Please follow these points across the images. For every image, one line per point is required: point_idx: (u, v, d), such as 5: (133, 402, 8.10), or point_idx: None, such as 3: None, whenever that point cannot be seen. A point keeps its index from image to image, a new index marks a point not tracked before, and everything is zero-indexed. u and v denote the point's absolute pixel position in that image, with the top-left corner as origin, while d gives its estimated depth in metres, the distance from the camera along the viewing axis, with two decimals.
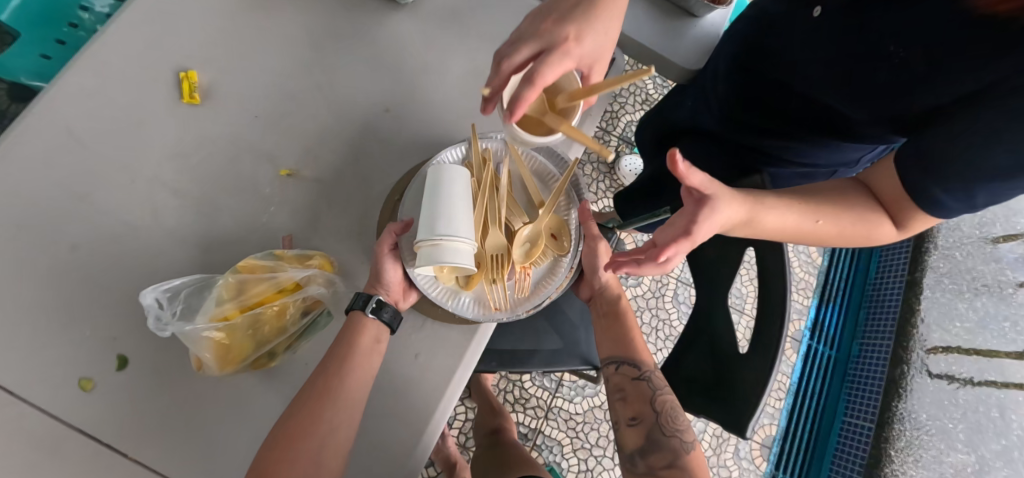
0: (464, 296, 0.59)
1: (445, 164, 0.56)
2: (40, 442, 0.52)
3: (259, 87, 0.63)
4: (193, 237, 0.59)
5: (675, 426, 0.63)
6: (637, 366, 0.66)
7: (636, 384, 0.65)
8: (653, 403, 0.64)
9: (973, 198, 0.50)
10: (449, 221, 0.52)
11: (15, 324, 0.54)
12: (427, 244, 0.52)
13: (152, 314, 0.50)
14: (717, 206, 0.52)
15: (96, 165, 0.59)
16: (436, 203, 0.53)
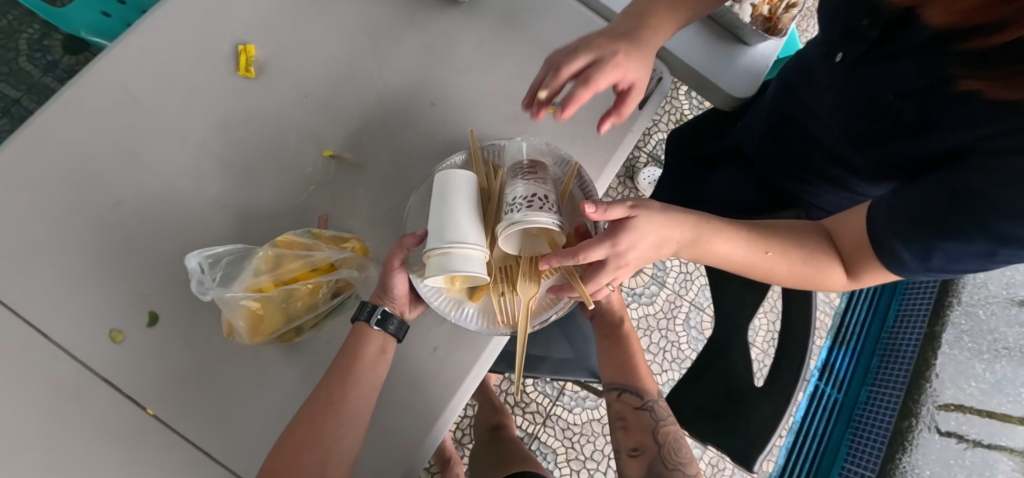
0: (468, 306, 0.57)
1: (450, 172, 0.54)
2: (67, 385, 0.54)
3: (313, 68, 0.65)
4: (233, 206, 0.60)
5: (677, 459, 0.63)
6: (639, 395, 0.69)
7: (637, 413, 0.67)
8: (655, 434, 0.65)
9: (931, 261, 0.46)
10: (460, 229, 0.50)
11: (58, 269, 0.56)
12: (437, 253, 0.50)
13: (195, 275, 0.51)
14: (640, 224, 0.53)
15: (149, 126, 0.61)
16: (444, 212, 0.51)
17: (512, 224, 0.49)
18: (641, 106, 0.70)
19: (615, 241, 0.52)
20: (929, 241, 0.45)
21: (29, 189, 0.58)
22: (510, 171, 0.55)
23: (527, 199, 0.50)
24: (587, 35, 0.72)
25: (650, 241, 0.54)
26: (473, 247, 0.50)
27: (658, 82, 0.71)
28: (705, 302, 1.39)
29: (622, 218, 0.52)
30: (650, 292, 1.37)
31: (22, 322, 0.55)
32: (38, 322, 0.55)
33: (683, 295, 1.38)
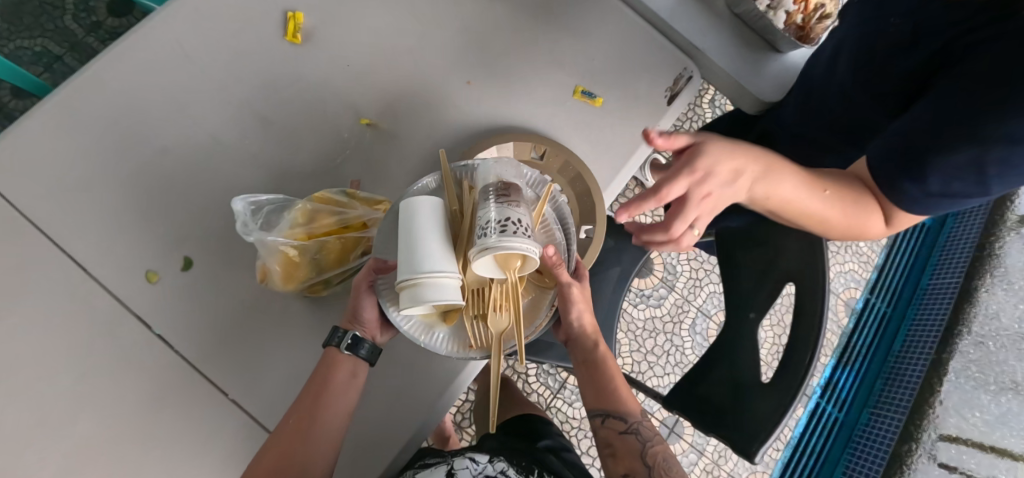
0: (439, 330, 0.55)
1: (416, 200, 0.50)
2: (102, 320, 0.57)
3: (356, 38, 0.67)
4: (271, 164, 0.63)
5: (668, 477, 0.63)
6: (623, 419, 0.66)
7: (623, 438, 0.66)
8: (643, 457, 0.64)
9: (929, 185, 0.49)
10: (431, 257, 0.47)
11: (101, 210, 0.59)
12: (409, 284, 0.46)
13: (240, 216, 0.52)
14: (711, 146, 0.49)
15: (197, 81, 0.63)
16: (411, 240, 0.48)
17: (484, 250, 0.45)
18: (669, 102, 0.73)
19: (693, 171, 0.49)
20: (925, 157, 0.48)
21: (80, 132, 0.60)
22: (483, 193, 0.51)
23: (502, 221, 0.46)
24: (622, 31, 0.74)
25: (727, 168, 0.50)
26: (448, 275, 0.46)
27: (688, 81, 0.74)
28: (713, 310, 1.40)
29: (687, 145, 0.50)
30: (658, 295, 1.38)
31: (66, 257, 0.57)
32: (81, 259, 0.58)
33: (691, 301, 1.39)
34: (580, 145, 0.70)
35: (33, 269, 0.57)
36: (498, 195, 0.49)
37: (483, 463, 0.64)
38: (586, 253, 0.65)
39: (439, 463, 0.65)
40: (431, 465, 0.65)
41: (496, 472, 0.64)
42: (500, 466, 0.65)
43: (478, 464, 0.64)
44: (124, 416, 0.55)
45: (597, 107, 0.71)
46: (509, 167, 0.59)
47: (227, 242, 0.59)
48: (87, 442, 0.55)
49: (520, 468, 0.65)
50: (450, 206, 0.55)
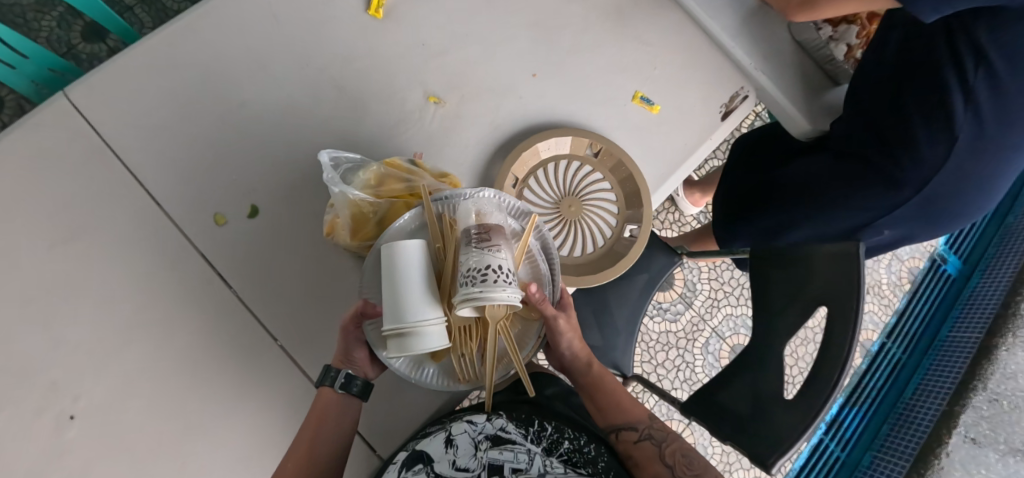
0: (429, 366, 0.58)
1: (395, 247, 0.51)
2: (171, 255, 0.60)
3: (434, 19, 0.69)
4: (340, 128, 0.65)
5: (693, 472, 0.64)
6: (634, 428, 0.68)
7: (639, 445, 0.67)
8: (662, 457, 0.65)
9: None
10: (415, 306, 0.49)
11: (178, 151, 0.62)
12: (395, 334, 0.49)
13: (326, 167, 0.54)
14: None
15: (280, 42, 0.65)
16: (395, 288, 0.50)
17: (469, 299, 0.47)
18: (722, 117, 0.76)
19: None
20: None
21: (167, 75, 0.63)
22: (462, 239, 0.51)
23: (483, 270, 0.48)
24: (685, 44, 0.76)
25: None
26: (432, 323, 0.49)
27: (744, 99, 0.78)
28: (727, 333, 1.41)
29: None
30: (675, 310, 1.39)
31: (143, 192, 0.61)
32: (157, 195, 0.61)
33: (707, 321, 1.40)
34: (633, 147, 0.72)
35: (112, 200, 0.60)
36: (476, 241, 0.50)
37: (482, 423, 0.62)
38: (629, 251, 0.66)
39: (438, 429, 0.62)
40: (430, 432, 0.62)
41: (496, 429, 0.62)
42: (499, 424, 0.63)
43: (477, 424, 0.62)
44: (181, 346, 0.59)
45: (654, 113, 0.73)
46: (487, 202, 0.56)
47: (293, 197, 0.63)
48: (143, 366, 0.58)
49: (519, 422, 0.66)
50: (432, 243, 0.55)
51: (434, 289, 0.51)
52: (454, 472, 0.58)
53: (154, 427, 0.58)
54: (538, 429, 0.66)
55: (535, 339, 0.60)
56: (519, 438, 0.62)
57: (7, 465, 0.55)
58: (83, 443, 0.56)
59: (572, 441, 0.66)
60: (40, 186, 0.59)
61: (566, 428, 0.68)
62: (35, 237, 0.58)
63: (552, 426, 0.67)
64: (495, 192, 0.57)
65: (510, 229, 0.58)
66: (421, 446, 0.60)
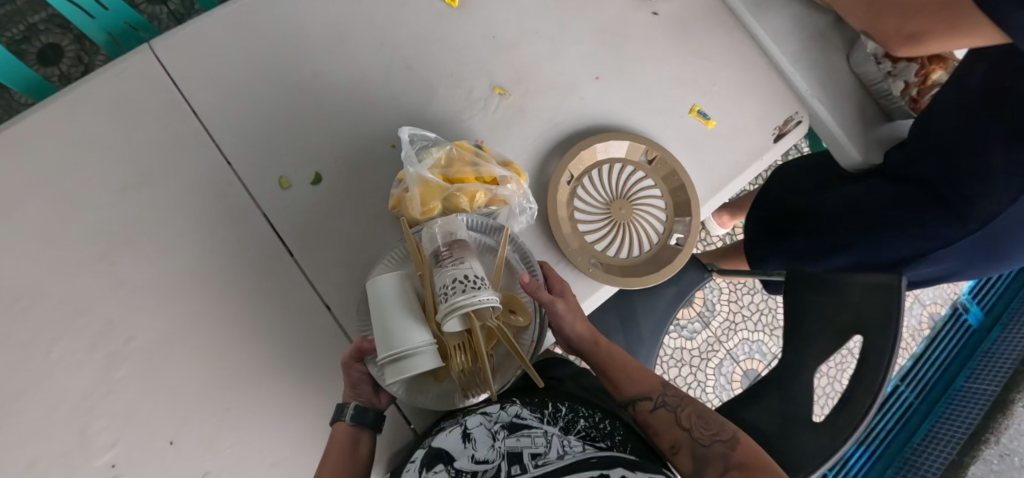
0: (434, 387, 0.58)
1: (373, 282, 0.52)
2: (234, 211, 0.62)
3: (506, 13, 0.71)
4: (406, 109, 0.67)
5: (712, 433, 0.59)
6: (648, 396, 0.64)
7: (655, 414, 0.63)
8: (680, 423, 0.61)
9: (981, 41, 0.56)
10: (401, 332, 0.50)
11: (250, 113, 0.64)
12: (389, 361, 0.50)
13: (404, 143, 0.55)
14: None
15: (357, 18, 0.67)
16: (380, 319, 0.51)
17: (451, 309, 0.47)
18: (775, 140, 0.77)
19: None
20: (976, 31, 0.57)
21: (246, 37, 0.65)
22: (433, 261, 0.52)
23: (450, 284, 0.48)
24: (745, 65, 0.77)
25: None
26: (422, 345, 0.50)
27: (797, 124, 0.78)
28: (742, 356, 1.41)
29: None
30: (692, 328, 1.39)
31: (213, 148, 0.63)
32: (227, 152, 0.63)
33: (722, 342, 1.40)
34: (687, 158, 0.73)
35: (182, 152, 0.62)
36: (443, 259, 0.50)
37: (497, 412, 0.63)
38: (674, 259, 0.68)
39: (452, 425, 0.62)
40: (446, 428, 0.61)
41: (511, 417, 0.62)
42: (514, 412, 0.63)
43: (491, 414, 0.63)
44: (233, 299, 0.61)
45: (709, 128, 0.74)
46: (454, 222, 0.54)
47: (356, 168, 0.65)
48: (195, 315, 0.60)
49: (534, 406, 0.65)
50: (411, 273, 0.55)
51: (419, 312, 0.52)
52: (473, 466, 0.56)
53: (199, 375, 0.59)
54: (553, 411, 0.65)
55: (528, 338, 0.58)
56: (535, 422, 0.62)
57: (57, 395, 0.57)
58: (132, 382, 0.58)
59: (588, 419, 0.64)
60: (117, 130, 0.61)
61: (580, 407, 0.66)
62: (105, 179, 0.60)
63: (566, 407, 0.66)
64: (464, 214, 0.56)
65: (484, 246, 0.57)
66: (438, 442, 0.59)
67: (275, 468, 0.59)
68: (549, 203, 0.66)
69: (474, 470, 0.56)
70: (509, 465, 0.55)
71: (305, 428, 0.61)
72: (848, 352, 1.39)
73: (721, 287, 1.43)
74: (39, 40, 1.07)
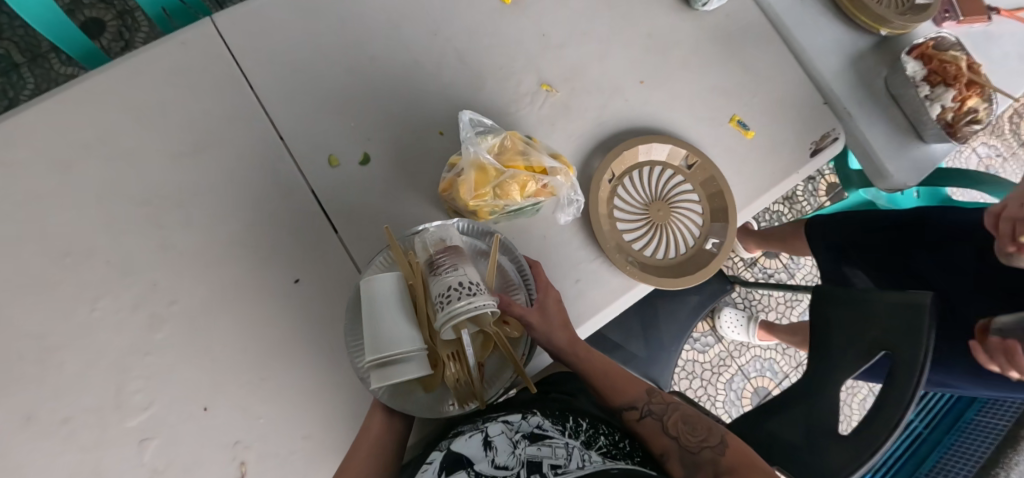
0: (420, 395, 0.55)
1: (368, 278, 0.51)
2: (283, 185, 0.63)
3: (558, 14, 0.73)
4: (455, 98, 0.69)
5: (700, 439, 0.59)
6: (634, 406, 0.63)
7: (643, 422, 0.62)
8: (667, 431, 0.60)
9: None
10: (393, 335, 0.48)
11: (304, 92, 0.65)
12: (376, 363, 0.49)
13: (464, 125, 0.57)
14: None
15: (414, 7, 0.69)
16: (370, 321, 0.49)
17: (451, 317, 0.47)
18: (813, 154, 0.76)
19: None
20: None
21: (306, 18, 0.66)
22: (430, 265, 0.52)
23: (446, 293, 0.48)
24: (787, 80, 0.78)
25: None
26: (413, 351, 0.49)
27: (834, 140, 0.78)
28: (752, 373, 1.41)
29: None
30: (705, 342, 1.39)
31: (267, 123, 0.64)
32: (281, 127, 0.64)
33: (734, 358, 1.40)
34: (725, 166, 0.74)
35: (236, 124, 0.63)
36: (441, 265, 0.50)
37: (519, 422, 0.61)
38: (710, 264, 0.69)
39: (473, 429, 0.60)
40: (465, 432, 0.60)
41: (532, 428, 0.61)
42: (535, 422, 0.62)
43: (513, 423, 0.61)
44: (277, 271, 0.62)
45: (748, 138, 0.75)
46: (452, 231, 0.55)
47: (404, 152, 0.66)
48: (239, 283, 0.61)
49: (555, 418, 0.64)
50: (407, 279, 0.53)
51: (414, 317, 0.51)
52: (494, 471, 0.55)
53: (238, 343, 0.60)
54: (574, 424, 0.63)
55: (518, 351, 0.58)
56: (557, 434, 0.60)
57: (98, 351, 0.57)
58: (171, 343, 0.59)
59: (608, 437, 0.63)
60: (176, 98, 0.62)
61: (600, 424, 0.65)
62: (161, 144, 0.61)
63: (586, 422, 0.65)
64: (460, 220, 0.59)
65: (475, 252, 0.59)
66: (457, 448, 0.57)
67: (306, 441, 0.60)
68: (591, 200, 0.67)
69: (494, 475, 0.54)
70: (529, 472, 0.54)
71: (336, 402, 0.61)
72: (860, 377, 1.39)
73: (735, 302, 1.43)
74: (84, 14, 1.08)
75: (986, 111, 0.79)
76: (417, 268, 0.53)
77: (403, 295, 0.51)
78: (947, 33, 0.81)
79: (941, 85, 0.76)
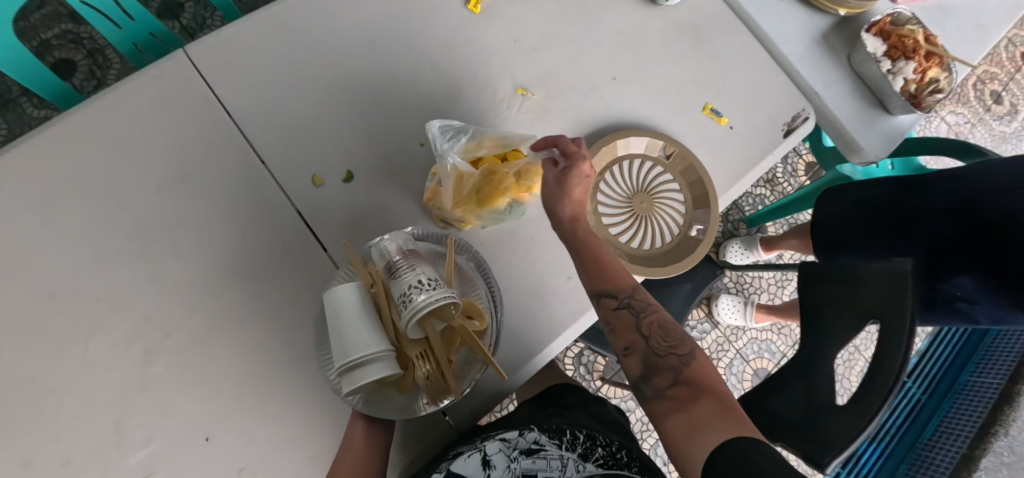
0: (396, 398, 0.53)
1: (329, 291, 0.51)
2: (268, 209, 0.64)
3: (528, 20, 0.74)
4: (433, 109, 0.70)
5: (670, 346, 0.52)
6: (615, 295, 0.57)
7: (619, 313, 0.56)
8: (639, 327, 0.54)
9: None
10: (359, 339, 0.48)
11: (282, 115, 0.66)
12: (345, 368, 0.47)
13: (439, 139, 0.59)
14: None
15: (385, 25, 0.70)
16: (337, 329, 0.49)
17: (415, 313, 0.47)
18: (784, 135, 0.78)
19: None
20: None
21: (279, 42, 0.67)
22: (387, 270, 0.52)
23: (406, 292, 0.49)
24: (756, 64, 0.80)
25: None
26: (380, 351, 0.48)
27: (805, 120, 0.80)
28: (751, 355, 1.43)
29: None
30: (702, 329, 1.40)
31: (249, 148, 0.64)
32: (262, 150, 0.65)
33: (731, 342, 1.42)
34: (702, 155, 0.76)
35: (217, 151, 0.63)
36: (400, 266, 0.51)
37: (516, 439, 0.63)
38: (696, 249, 0.70)
39: (471, 448, 0.60)
40: (464, 451, 0.60)
41: (530, 444, 0.63)
42: (533, 438, 0.64)
43: (511, 440, 0.63)
44: (269, 294, 0.62)
45: (722, 125, 0.77)
46: (402, 237, 0.55)
47: (387, 166, 0.67)
48: (232, 310, 0.61)
49: (552, 432, 0.65)
50: (367, 287, 0.52)
51: (379, 320, 0.50)
52: None
53: (235, 370, 0.60)
54: (571, 437, 0.64)
55: (486, 341, 0.55)
56: (553, 447, 0.62)
57: (94, 390, 0.57)
58: (168, 376, 0.58)
59: (605, 448, 0.64)
60: (154, 130, 0.63)
61: (598, 435, 0.66)
62: (143, 176, 0.62)
63: (584, 433, 0.65)
64: (413, 231, 0.59)
65: (430, 252, 0.57)
66: (456, 467, 0.58)
67: (312, 460, 0.60)
68: None
69: None
70: None
71: (339, 420, 0.61)
72: (854, 350, 1.42)
73: (727, 286, 1.44)
74: (53, 56, 1.07)
75: (947, 80, 0.82)
76: (376, 274, 0.52)
77: (365, 301, 0.50)
78: (903, 9, 0.84)
79: (901, 59, 0.79)
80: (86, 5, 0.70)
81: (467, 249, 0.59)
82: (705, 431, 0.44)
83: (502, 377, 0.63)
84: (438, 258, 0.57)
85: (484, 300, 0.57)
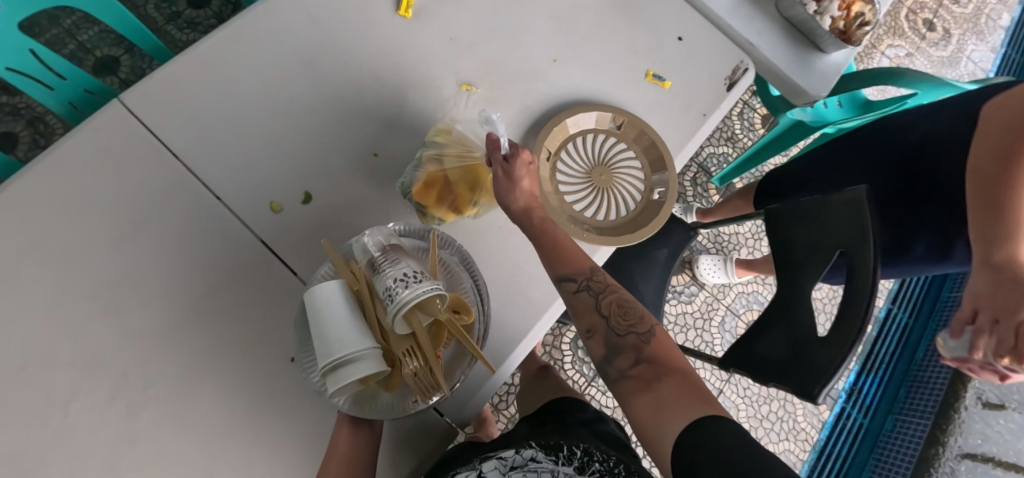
0: (383, 397, 0.53)
1: (313, 288, 0.51)
2: (232, 243, 0.63)
3: (461, 15, 0.74)
4: (382, 119, 0.70)
5: (629, 324, 0.57)
6: (574, 278, 0.60)
7: (579, 296, 0.59)
8: (599, 309, 0.58)
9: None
10: (343, 339, 0.48)
11: (229, 148, 0.65)
12: (329, 368, 0.48)
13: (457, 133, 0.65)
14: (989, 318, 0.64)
15: (320, 43, 0.70)
16: (322, 329, 0.49)
17: (402, 307, 0.48)
18: (727, 89, 0.81)
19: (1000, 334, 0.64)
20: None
21: (214, 76, 0.66)
22: (370, 266, 0.52)
23: (391, 286, 0.49)
24: (690, 25, 0.82)
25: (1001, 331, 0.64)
26: (363, 349, 0.48)
27: (744, 72, 0.82)
28: (741, 309, 1.46)
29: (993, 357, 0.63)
30: (689, 292, 1.43)
31: (202, 187, 0.64)
32: (215, 187, 0.64)
33: (720, 300, 1.44)
34: (652, 121, 0.77)
35: (170, 195, 0.63)
36: (385, 263, 0.51)
37: (513, 456, 0.61)
38: (660, 213, 0.71)
39: (467, 470, 0.60)
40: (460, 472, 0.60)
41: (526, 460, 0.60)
42: (529, 454, 0.61)
43: (506, 458, 0.61)
44: (246, 328, 0.62)
45: (666, 88, 0.79)
46: (381, 233, 0.55)
47: (344, 182, 0.67)
48: (211, 351, 0.60)
49: (549, 448, 0.63)
50: (349, 286, 0.52)
51: (365, 320, 0.50)
52: None
53: (224, 409, 0.59)
54: (568, 452, 0.62)
55: (474, 335, 0.55)
56: (549, 463, 0.59)
57: (81, 457, 0.55)
58: (155, 428, 0.57)
59: (603, 462, 0.60)
60: (102, 185, 0.62)
61: (596, 450, 0.62)
62: (96, 233, 0.60)
63: (581, 448, 0.63)
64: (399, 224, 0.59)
65: (413, 248, 0.58)
66: None
67: None
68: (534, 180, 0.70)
69: None
70: None
71: None
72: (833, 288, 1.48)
73: (706, 247, 1.47)
74: None
75: (873, 14, 0.81)
76: (358, 269, 0.53)
77: (349, 300, 0.51)
78: None
79: None
80: (12, 70, 0.70)
81: (452, 245, 0.60)
82: (669, 408, 0.49)
83: (490, 371, 0.63)
84: (422, 254, 0.58)
85: (472, 294, 0.57)
